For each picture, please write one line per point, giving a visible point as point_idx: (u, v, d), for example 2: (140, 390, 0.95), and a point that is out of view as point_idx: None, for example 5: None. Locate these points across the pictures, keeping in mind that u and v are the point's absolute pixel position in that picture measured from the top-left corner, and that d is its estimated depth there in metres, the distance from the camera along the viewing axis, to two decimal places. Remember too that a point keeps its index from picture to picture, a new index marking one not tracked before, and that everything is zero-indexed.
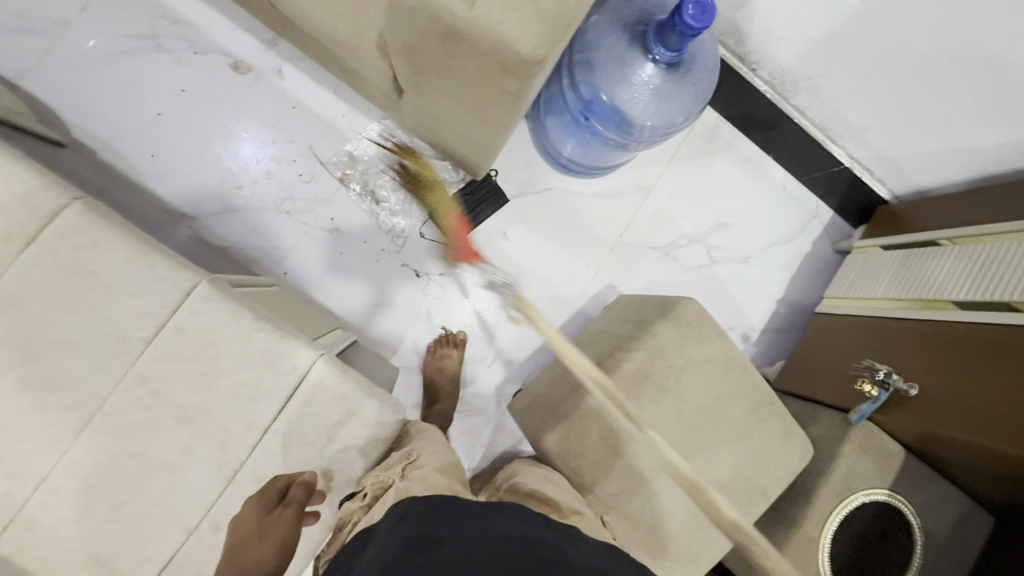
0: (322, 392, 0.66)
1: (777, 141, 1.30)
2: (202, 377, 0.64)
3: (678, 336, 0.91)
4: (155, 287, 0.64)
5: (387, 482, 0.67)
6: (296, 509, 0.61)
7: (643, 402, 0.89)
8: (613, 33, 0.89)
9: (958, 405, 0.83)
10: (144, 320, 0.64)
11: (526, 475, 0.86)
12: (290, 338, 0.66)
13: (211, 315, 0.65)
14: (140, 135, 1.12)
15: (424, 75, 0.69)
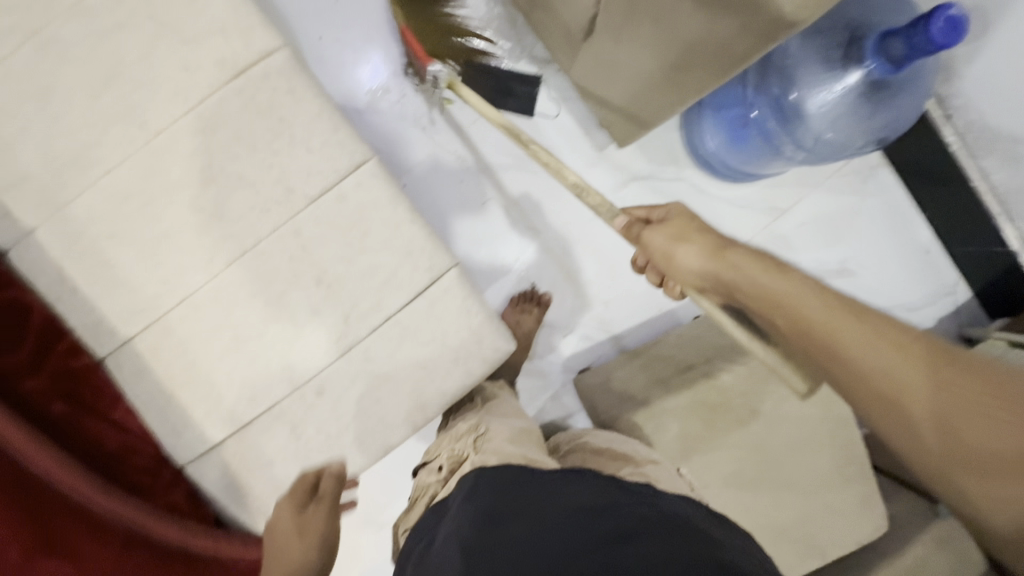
0: (448, 298, 0.67)
1: (942, 200, 1.19)
2: (344, 248, 0.66)
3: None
4: (331, 151, 0.67)
5: (461, 456, 0.79)
6: (328, 502, 0.64)
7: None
8: (828, 31, 0.81)
9: None
10: (312, 180, 0.67)
11: (595, 436, 0.86)
12: (434, 238, 0.67)
13: (372, 193, 0.67)
14: (316, 15, 1.15)
15: (636, 18, 0.66)
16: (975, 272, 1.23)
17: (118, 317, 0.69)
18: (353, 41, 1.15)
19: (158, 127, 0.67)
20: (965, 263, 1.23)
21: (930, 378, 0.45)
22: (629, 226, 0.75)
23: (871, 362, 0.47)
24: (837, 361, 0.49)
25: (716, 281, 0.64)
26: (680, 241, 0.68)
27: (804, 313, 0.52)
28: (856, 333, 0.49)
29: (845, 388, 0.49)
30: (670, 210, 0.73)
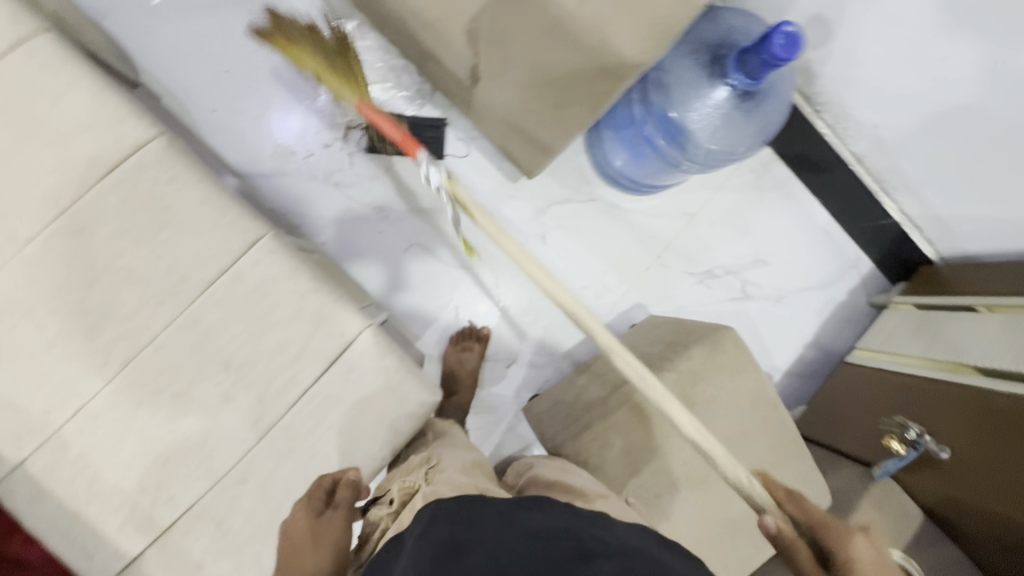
0: (364, 361, 0.66)
1: (830, 186, 1.30)
2: (249, 328, 0.65)
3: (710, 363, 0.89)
4: (222, 233, 0.65)
5: (413, 488, 0.77)
6: (346, 509, 0.62)
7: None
8: (691, 54, 0.89)
9: (990, 471, 0.80)
10: (205, 264, 0.65)
11: (545, 468, 0.88)
12: (341, 303, 0.66)
13: (270, 268, 0.65)
14: (206, 87, 1.13)
15: (509, 67, 0.70)
16: (872, 246, 1.34)
17: (6, 443, 0.64)
18: (249, 109, 1.14)
19: (29, 234, 0.64)
20: (861, 238, 1.34)
21: None
22: (800, 553, 0.62)
23: None
24: None
25: None
26: None
27: None
28: None
29: None
30: (861, 549, 0.59)
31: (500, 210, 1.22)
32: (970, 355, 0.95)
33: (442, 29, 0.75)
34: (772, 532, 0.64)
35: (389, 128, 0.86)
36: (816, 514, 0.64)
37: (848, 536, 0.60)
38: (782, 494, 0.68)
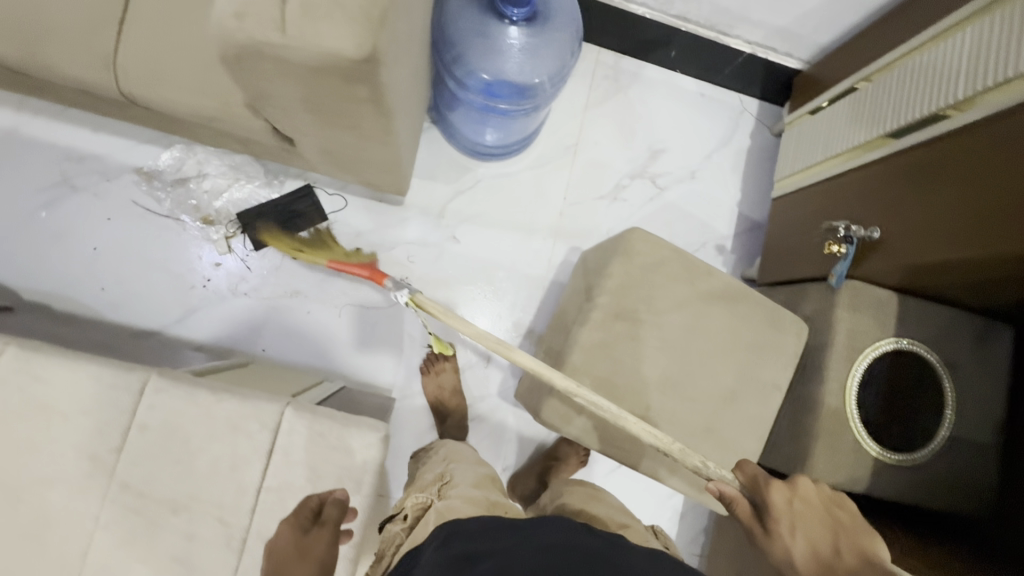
0: (297, 438, 0.67)
1: (678, 54, 1.31)
2: (178, 464, 0.66)
3: (635, 265, 0.88)
4: (110, 398, 0.67)
5: (427, 503, 0.90)
6: (332, 527, 0.63)
7: (624, 338, 0.87)
8: (466, 11, 0.89)
9: (928, 230, 0.80)
10: (108, 432, 0.66)
11: (572, 493, 1.06)
12: (251, 400, 0.67)
13: (169, 405, 0.66)
14: (85, 273, 1.14)
15: (295, 114, 0.71)
16: (745, 84, 1.35)
17: None
18: (132, 271, 1.15)
19: None
20: (732, 84, 1.35)
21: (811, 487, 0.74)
22: (739, 505, 0.73)
23: (816, 498, 0.72)
24: (799, 499, 0.72)
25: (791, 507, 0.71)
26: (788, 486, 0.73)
27: (796, 491, 0.73)
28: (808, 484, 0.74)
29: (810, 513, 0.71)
30: (782, 496, 0.72)
31: (402, 236, 1.24)
32: (867, 132, 0.95)
33: (220, 110, 0.75)
34: (718, 495, 0.75)
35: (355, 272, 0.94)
36: (752, 475, 0.76)
37: (773, 483, 0.73)
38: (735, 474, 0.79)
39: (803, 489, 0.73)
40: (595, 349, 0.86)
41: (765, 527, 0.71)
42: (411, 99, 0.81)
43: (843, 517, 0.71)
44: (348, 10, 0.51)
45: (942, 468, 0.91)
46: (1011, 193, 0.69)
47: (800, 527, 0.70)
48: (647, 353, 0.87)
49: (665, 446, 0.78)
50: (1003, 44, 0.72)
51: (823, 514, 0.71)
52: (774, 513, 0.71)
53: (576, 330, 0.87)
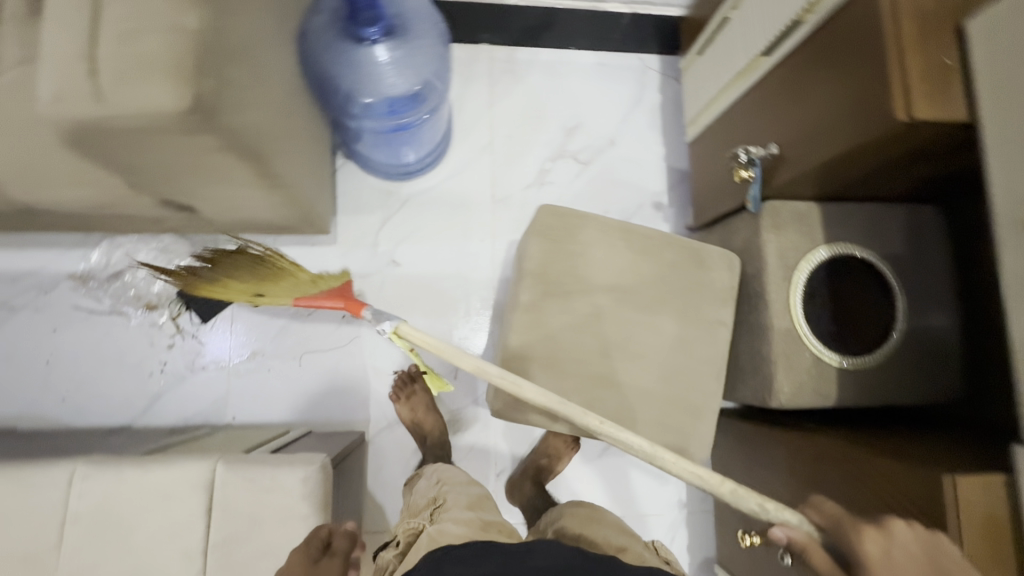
0: (232, 490, 0.67)
1: (565, 33, 1.33)
2: (119, 546, 0.66)
3: (550, 239, 0.88)
4: (38, 496, 0.67)
5: (420, 528, 0.89)
6: (343, 557, 0.61)
7: (555, 312, 0.87)
8: (328, 43, 0.90)
9: (811, 132, 0.79)
10: (43, 529, 0.66)
11: (571, 517, 1.03)
12: (179, 464, 0.68)
13: (99, 487, 0.67)
14: (42, 387, 1.15)
15: (163, 181, 0.72)
16: (640, 44, 1.37)
17: None
18: (87, 373, 1.16)
19: None
20: (627, 47, 1.37)
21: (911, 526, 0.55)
22: (815, 555, 0.57)
23: (919, 549, 0.53)
24: (891, 545, 0.54)
25: (882, 562, 0.53)
26: (881, 528, 0.55)
27: (890, 535, 0.54)
28: (909, 528, 0.55)
29: (905, 564, 0.52)
30: (870, 541, 0.54)
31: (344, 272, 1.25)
32: (747, 55, 0.95)
33: (97, 195, 0.77)
34: (787, 544, 0.60)
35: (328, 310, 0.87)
36: (835, 514, 0.61)
37: (860, 527, 0.56)
38: (810, 513, 0.64)
39: (901, 533, 0.55)
40: (530, 331, 0.86)
41: None
42: (287, 139, 0.82)
43: (965, 574, 0.51)
44: (159, 68, 0.53)
45: (905, 360, 0.90)
46: (863, 76, 0.68)
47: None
48: (581, 323, 0.87)
49: (713, 485, 0.67)
50: None
51: (934, 572, 0.52)
52: (864, 569, 0.53)
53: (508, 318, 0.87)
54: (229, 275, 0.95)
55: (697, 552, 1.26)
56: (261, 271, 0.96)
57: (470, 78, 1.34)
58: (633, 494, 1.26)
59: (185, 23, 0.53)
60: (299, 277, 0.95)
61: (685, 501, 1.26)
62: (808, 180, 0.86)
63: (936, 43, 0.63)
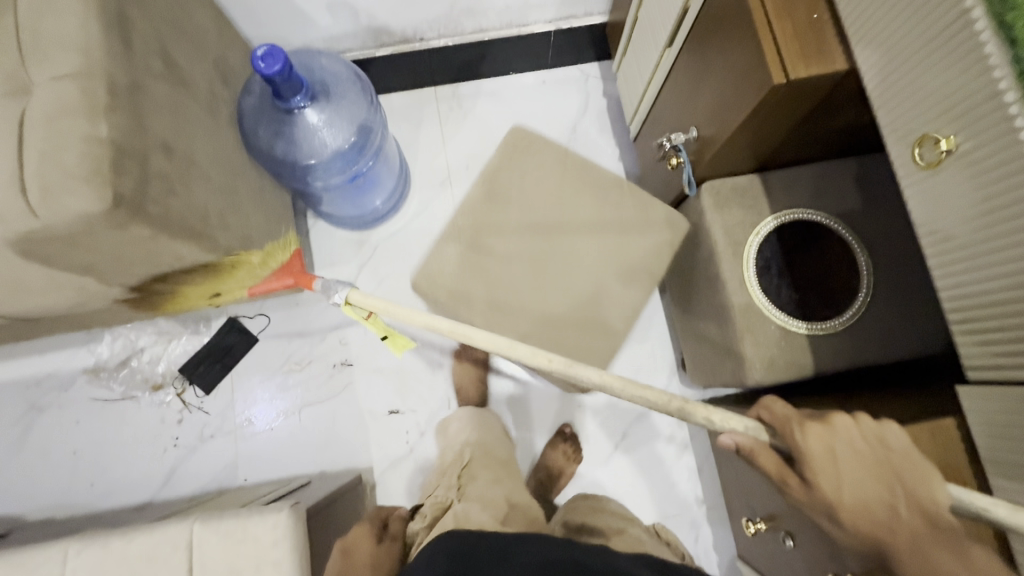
0: (208, 549, 0.67)
1: (500, 60, 1.37)
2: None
3: (517, 163, 1.02)
4: None
5: (446, 502, 0.99)
6: (397, 539, 0.92)
7: (482, 239, 0.99)
8: (263, 125, 0.97)
9: (719, 108, 0.80)
10: None
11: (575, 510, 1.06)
12: (156, 530, 0.68)
13: (87, 564, 0.68)
14: (72, 476, 1.23)
15: (119, 274, 0.78)
16: (577, 54, 1.39)
17: None
18: (111, 457, 1.24)
19: None
20: (565, 60, 1.40)
21: (858, 423, 0.65)
22: (763, 457, 0.69)
23: (860, 442, 0.63)
24: (841, 441, 0.64)
25: (832, 455, 0.63)
26: (830, 424, 0.65)
27: (838, 432, 0.64)
28: (851, 424, 0.64)
29: (854, 458, 0.63)
30: (817, 440, 0.64)
31: (328, 323, 1.29)
32: (659, 43, 0.97)
33: (70, 296, 0.84)
34: (736, 448, 0.71)
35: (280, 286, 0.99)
36: (783, 416, 0.70)
37: (805, 427, 0.66)
38: (760, 413, 0.73)
39: (843, 427, 0.64)
40: (459, 257, 0.98)
41: (802, 479, 0.64)
42: (234, 214, 0.89)
43: (896, 457, 0.62)
44: (79, 176, 0.60)
45: (878, 314, 0.87)
46: (745, 49, 0.70)
47: (849, 480, 0.62)
48: (502, 246, 0.98)
49: (662, 406, 0.75)
50: None
51: (870, 455, 0.63)
52: (808, 464, 0.64)
53: (439, 245, 0.99)
54: (178, 284, 0.89)
55: (725, 548, 1.22)
56: (215, 271, 0.91)
57: (420, 120, 1.38)
58: (648, 497, 1.23)
59: (99, 132, 0.61)
60: (252, 261, 0.98)
61: (703, 496, 1.23)
62: (731, 157, 0.87)
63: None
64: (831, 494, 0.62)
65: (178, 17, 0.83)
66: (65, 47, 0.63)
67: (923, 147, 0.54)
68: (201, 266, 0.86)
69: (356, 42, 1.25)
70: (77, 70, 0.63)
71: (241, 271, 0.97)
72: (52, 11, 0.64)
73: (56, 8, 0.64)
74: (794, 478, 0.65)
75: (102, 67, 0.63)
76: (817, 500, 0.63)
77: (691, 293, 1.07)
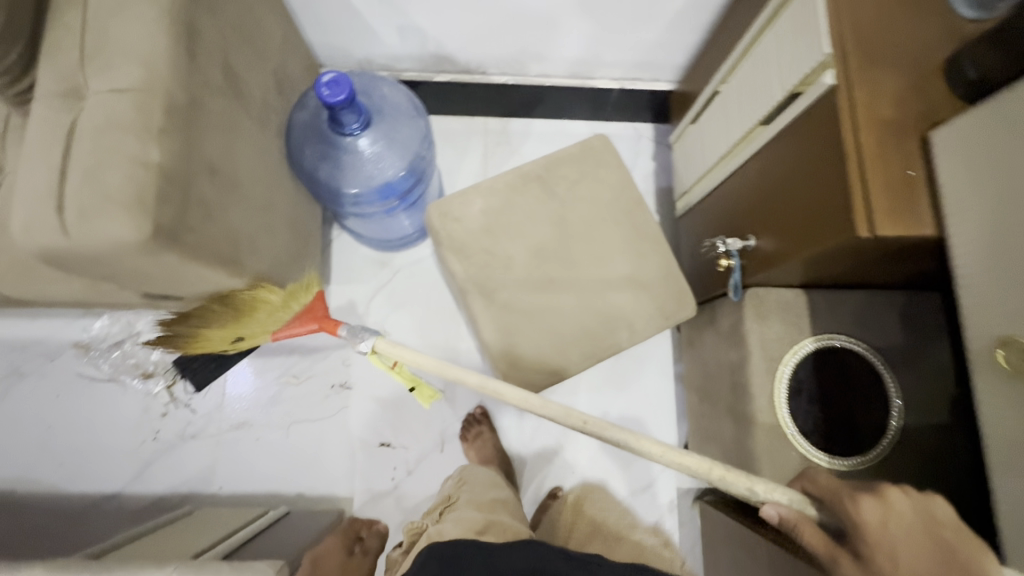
0: None
1: (556, 105, 1.34)
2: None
3: (578, 166, 0.97)
4: None
5: (420, 526, 0.95)
6: (368, 547, 1.01)
7: (510, 204, 0.94)
8: (311, 144, 0.94)
9: (789, 229, 0.78)
10: None
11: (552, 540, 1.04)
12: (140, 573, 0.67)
13: None
14: (42, 452, 1.19)
15: (140, 285, 0.74)
16: (633, 113, 1.36)
17: None
18: (85, 439, 1.19)
19: None
20: (621, 116, 1.37)
21: (912, 498, 0.59)
22: (806, 531, 0.64)
23: (916, 518, 0.58)
24: (895, 514, 0.58)
25: (884, 532, 0.57)
26: (885, 496, 0.60)
27: (892, 503, 0.59)
28: (902, 496, 0.59)
29: (912, 536, 0.57)
30: (870, 512, 0.59)
31: (335, 341, 1.25)
32: (733, 137, 0.95)
33: (84, 291, 0.81)
34: (777, 520, 0.67)
35: (303, 332, 0.93)
36: (831, 486, 0.66)
37: (859, 498, 0.60)
38: (805, 484, 0.70)
39: (900, 504, 0.59)
40: (480, 218, 0.93)
41: (853, 556, 0.59)
42: (266, 235, 0.85)
43: (954, 538, 0.56)
44: (119, 200, 0.55)
45: (902, 459, 0.86)
46: (829, 184, 0.68)
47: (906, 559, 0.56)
48: (526, 217, 0.94)
49: (702, 475, 0.73)
50: (802, 39, 0.72)
51: (931, 534, 0.57)
52: (865, 539, 0.58)
53: (467, 195, 0.94)
54: (199, 321, 0.88)
55: None
56: (226, 302, 0.85)
57: (464, 151, 1.36)
58: None
59: (149, 156, 0.57)
60: (273, 300, 0.89)
61: None
62: (785, 272, 0.84)
63: (901, 151, 0.63)
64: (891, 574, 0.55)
65: (248, 26, 0.80)
66: (128, 57, 0.59)
67: (1008, 351, 0.56)
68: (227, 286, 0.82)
69: (417, 63, 1.21)
70: (136, 84, 0.58)
71: (261, 311, 0.89)
72: (122, 15, 0.60)
73: (127, 13, 0.60)
74: (843, 556, 0.60)
75: (163, 84, 0.59)
76: None
77: (712, 389, 1.04)
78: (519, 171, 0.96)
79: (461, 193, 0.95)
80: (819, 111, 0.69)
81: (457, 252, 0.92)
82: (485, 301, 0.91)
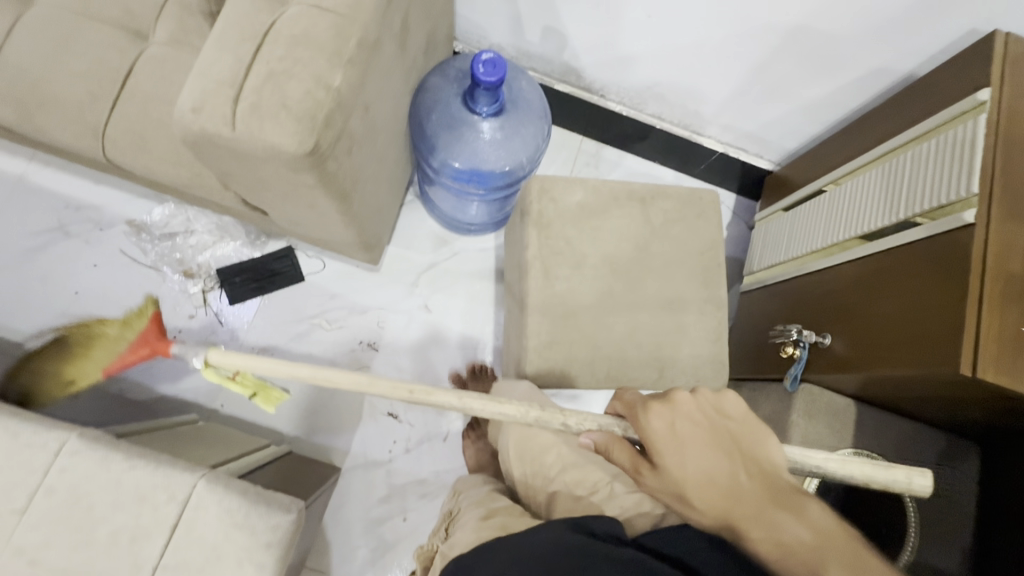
0: (202, 515, 0.70)
1: (654, 148, 1.35)
2: (81, 535, 0.70)
3: (678, 215, 0.98)
4: (23, 455, 0.71)
5: (432, 549, 0.87)
6: None
7: (607, 218, 0.96)
8: (438, 110, 0.95)
9: (871, 341, 0.79)
10: (16, 490, 0.71)
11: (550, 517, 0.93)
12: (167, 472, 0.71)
13: (78, 468, 0.71)
14: (61, 316, 1.17)
15: (252, 191, 0.74)
16: (725, 179, 1.37)
17: None
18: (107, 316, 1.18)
19: None
20: (713, 178, 1.38)
21: (701, 400, 0.67)
22: (616, 450, 0.68)
23: (701, 415, 0.65)
24: (686, 421, 0.65)
25: (674, 430, 0.64)
26: (671, 399, 0.66)
27: (680, 408, 0.66)
28: (687, 402, 0.66)
29: (700, 433, 0.64)
30: (659, 417, 0.65)
31: (376, 300, 1.25)
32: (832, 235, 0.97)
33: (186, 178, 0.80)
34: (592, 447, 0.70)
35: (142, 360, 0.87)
36: (633, 402, 0.69)
37: (651, 405, 0.66)
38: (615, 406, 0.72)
39: (682, 404, 0.65)
40: (569, 235, 0.94)
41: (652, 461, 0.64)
42: (374, 184, 0.86)
43: (730, 424, 0.66)
44: (294, 112, 0.56)
45: None
46: (936, 315, 0.70)
47: (694, 455, 0.63)
48: (615, 246, 0.95)
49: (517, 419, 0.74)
50: (946, 171, 0.75)
51: (706, 422, 0.65)
52: (653, 443, 0.64)
53: (572, 182, 0.96)
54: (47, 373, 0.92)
55: None
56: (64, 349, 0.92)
57: (555, 162, 1.36)
58: None
59: (332, 79, 0.58)
60: (106, 334, 0.91)
61: None
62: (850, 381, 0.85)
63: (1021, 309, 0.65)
64: (684, 476, 0.62)
65: None
66: None
67: None
68: (322, 219, 0.82)
69: (544, 66, 1.22)
70: (338, 9, 0.59)
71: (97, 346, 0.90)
72: None
73: None
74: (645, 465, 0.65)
75: (362, 17, 0.60)
76: (673, 483, 0.63)
77: None
78: (620, 201, 0.97)
79: (557, 204, 0.95)
80: (949, 244, 0.71)
81: (541, 258, 0.93)
82: (550, 314, 0.92)
